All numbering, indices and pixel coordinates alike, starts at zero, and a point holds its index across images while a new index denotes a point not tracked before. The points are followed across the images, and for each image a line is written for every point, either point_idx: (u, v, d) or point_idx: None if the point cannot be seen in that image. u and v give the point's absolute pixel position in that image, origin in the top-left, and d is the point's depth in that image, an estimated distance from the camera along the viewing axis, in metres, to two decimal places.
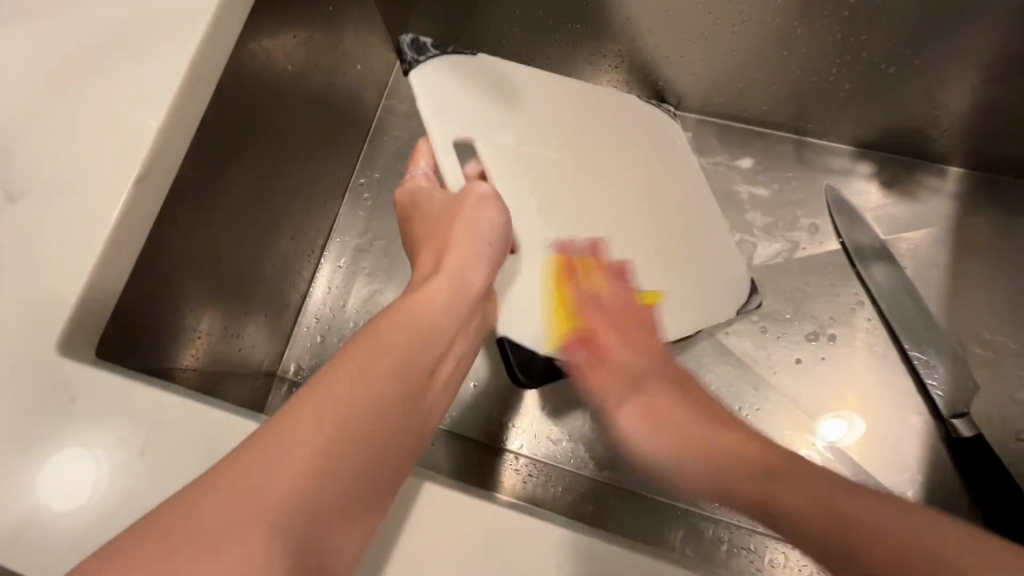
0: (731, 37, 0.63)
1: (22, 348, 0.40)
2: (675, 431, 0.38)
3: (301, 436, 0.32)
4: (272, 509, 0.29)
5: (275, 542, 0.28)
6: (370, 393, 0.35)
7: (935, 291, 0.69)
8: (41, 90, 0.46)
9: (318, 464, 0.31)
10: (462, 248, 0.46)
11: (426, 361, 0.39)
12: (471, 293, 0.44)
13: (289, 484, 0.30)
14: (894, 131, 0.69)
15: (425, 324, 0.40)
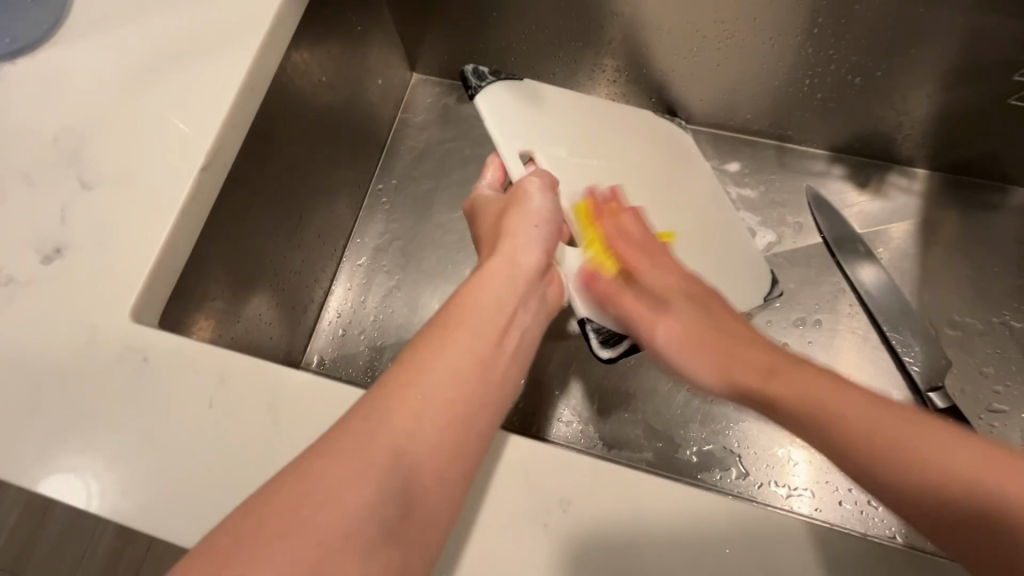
0: (715, 52, 0.71)
1: (99, 315, 0.45)
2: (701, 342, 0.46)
3: (390, 416, 0.33)
4: (369, 477, 0.31)
5: (375, 505, 0.30)
6: (446, 372, 0.36)
7: (909, 279, 0.76)
8: (111, 94, 0.52)
9: (408, 441, 0.33)
10: (521, 237, 0.50)
11: (494, 333, 0.40)
12: (525, 275, 0.47)
13: (386, 464, 0.32)
14: (864, 136, 0.77)
15: (490, 302, 0.43)
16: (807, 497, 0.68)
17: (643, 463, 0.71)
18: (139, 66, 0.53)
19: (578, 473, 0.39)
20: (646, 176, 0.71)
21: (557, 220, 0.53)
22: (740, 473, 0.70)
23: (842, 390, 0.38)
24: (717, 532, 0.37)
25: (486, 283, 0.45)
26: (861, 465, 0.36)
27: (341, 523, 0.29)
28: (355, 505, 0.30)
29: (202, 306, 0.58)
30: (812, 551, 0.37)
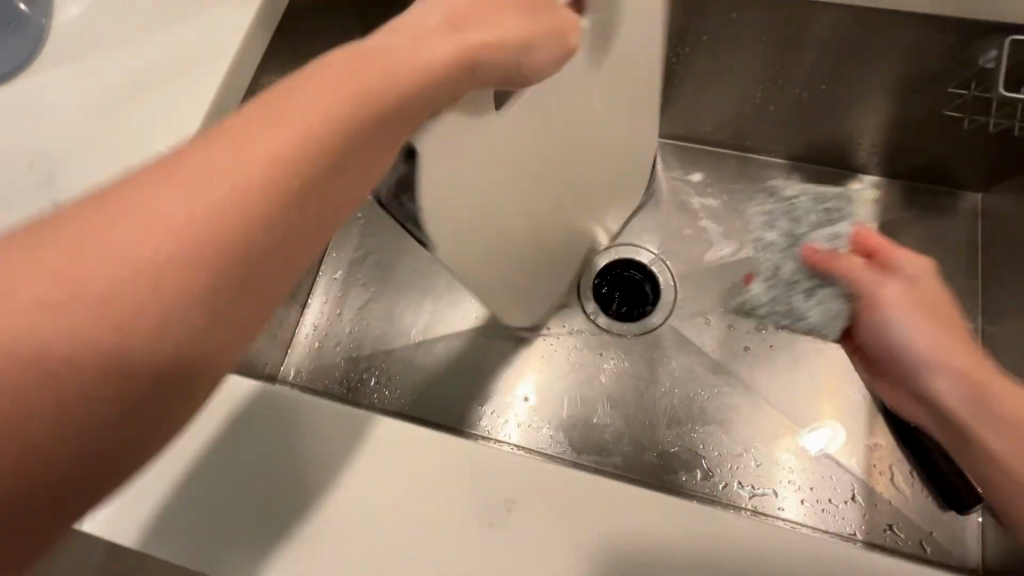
0: (673, 67, 0.74)
1: None
2: (935, 333, 0.56)
3: (199, 184, 0.27)
4: (157, 258, 0.26)
5: (161, 301, 0.26)
6: (287, 149, 0.29)
7: None
8: (82, 120, 0.55)
9: (183, 254, 0.27)
10: (426, 41, 0.38)
11: (371, 115, 0.33)
12: (440, 64, 0.37)
13: (183, 246, 0.27)
14: (820, 145, 0.80)
15: (379, 83, 0.34)
16: (770, 496, 0.70)
17: (611, 466, 0.73)
18: (111, 92, 0.56)
19: (523, 474, 0.42)
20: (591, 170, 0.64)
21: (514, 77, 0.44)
22: (704, 473, 0.72)
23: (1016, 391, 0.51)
24: (652, 526, 0.40)
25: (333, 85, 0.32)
26: (999, 407, 0.51)
27: (73, 337, 0.25)
28: (59, 352, 0.24)
29: None
30: (738, 542, 0.40)
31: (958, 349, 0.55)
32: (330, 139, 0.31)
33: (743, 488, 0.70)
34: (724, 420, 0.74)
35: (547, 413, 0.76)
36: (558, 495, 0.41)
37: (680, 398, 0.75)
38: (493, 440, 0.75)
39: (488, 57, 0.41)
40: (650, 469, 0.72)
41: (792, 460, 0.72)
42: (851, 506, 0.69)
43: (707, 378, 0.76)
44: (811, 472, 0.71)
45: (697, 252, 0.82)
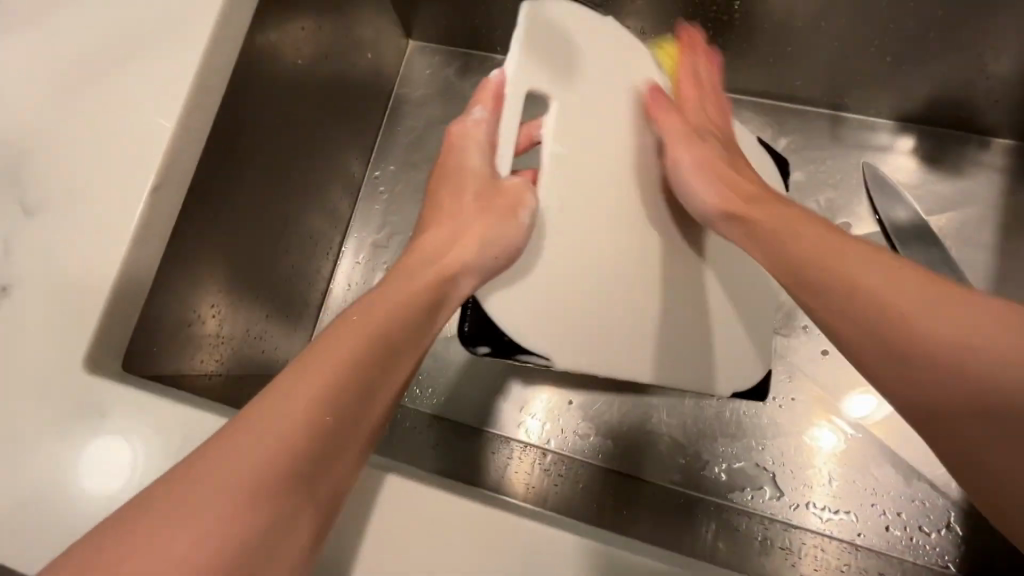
0: (757, 9, 0.60)
1: (52, 364, 0.41)
2: (765, 233, 0.42)
3: (289, 415, 0.32)
4: (256, 476, 0.30)
5: (260, 510, 0.30)
6: (339, 374, 0.34)
7: (980, 273, 0.66)
8: (48, 99, 0.46)
9: (283, 470, 0.31)
10: (469, 237, 0.44)
11: (402, 338, 0.38)
12: (499, 249, 0.44)
13: (276, 465, 0.31)
14: (937, 103, 0.66)
15: (402, 301, 0.39)
16: (850, 521, 0.62)
17: (666, 482, 0.65)
18: (80, 66, 0.47)
19: (567, 559, 0.37)
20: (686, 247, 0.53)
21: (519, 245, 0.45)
22: (774, 493, 0.63)
23: (912, 278, 0.36)
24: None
25: (458, 243, 0.44)
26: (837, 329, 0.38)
27: (205, 541, 0.28)
28: (188, 551, 0.28)
29: (180, 330, 0.53)
30: None
31: (849, 292, 0.37)
32: (375, 367, 0.36)
33: (816, 510, 0.62)
34: (798, 432, 0.65)
35: (593, 419, 0.68)
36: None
37: (749, 406, 0.66)
38: (528, 446, 0.67)
39: (469, 259, 0.43)
40: (705, 488, 0.64)
41: (874, 480, 0.63)
42: (945, 536, 0.60)
43: (780, 385, 0.67)
44: (899, 495, 0.62)
45: None
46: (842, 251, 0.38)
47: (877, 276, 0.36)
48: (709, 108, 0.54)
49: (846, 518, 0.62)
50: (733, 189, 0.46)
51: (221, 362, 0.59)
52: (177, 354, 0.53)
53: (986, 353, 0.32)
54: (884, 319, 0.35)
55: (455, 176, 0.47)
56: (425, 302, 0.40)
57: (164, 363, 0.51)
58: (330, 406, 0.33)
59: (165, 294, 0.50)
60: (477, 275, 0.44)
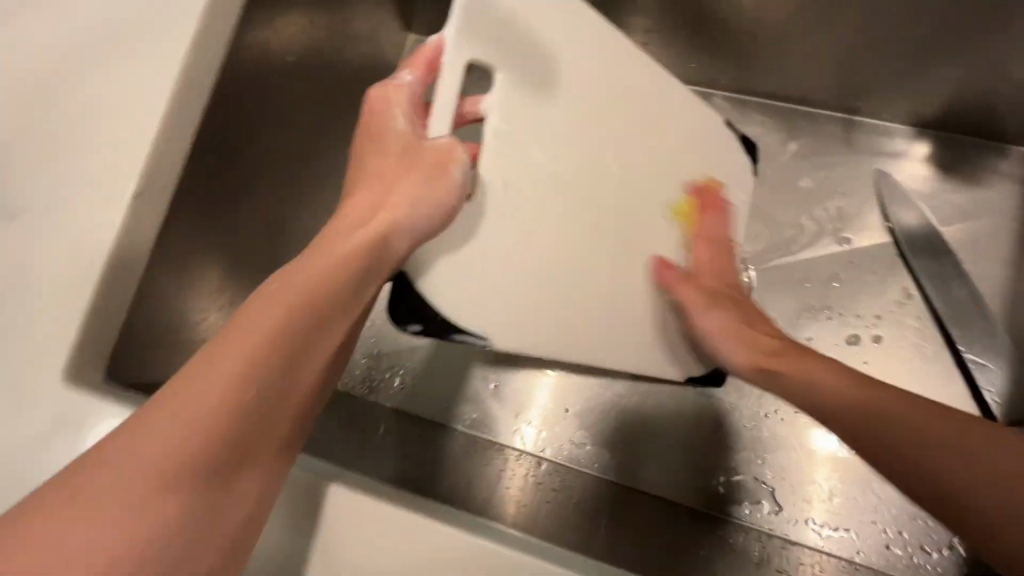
0: (769, 10, 0.58)
1: (30, 374, 0.40)
2: (748, 340, 0.48)
3: (197, 400, 0.30)
4: (164, 466, 0.29)
5: (171, 496, 0.29)
6: (254, 353, 0.32)
7: (994, 288, 0.63)
8: (30, 97, 0.45)
9: (195, 458, 0.30)
10: (401, 198, 0.41)
11: (329, 308, 0.35)
12: (434, 211, 0.41)
13: (187, 454, 0.29)
14: (954, 109, 0.63)
15: (328, 267, 0.36)
16: (849, 539, 0.60)
17: (663, 494, 0.64)
18: (62, 63, 0.45)
19: None
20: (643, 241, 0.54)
21: (454, 203, 0.42)
22: (772, 507, 0.62)
23: (883, 386, 0.41)
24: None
25: (392, 204, 0.41)
26: (827, 416, 0.42)
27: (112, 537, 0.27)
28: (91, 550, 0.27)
29: (167, 335, 0.51)
30: None
31: (839, 390, 0.41)
32: (295, 343, 0.33)
33: (815, 526, 0.61)
34: (799, 447, 0.64)
35: (589, 428, 0.67)
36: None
37: (749, 418, 0.65)
38: (524, 454, 0.66)
39: (405, 224, 0.40)
40: (702, 502, 0.63)
41: (875, 497, 0.61)
42: (948, 556, 0.59)
43: (783, 397, 0.65)
44: (901, 514, 0.61)
45: (784, 242, 0.68)
46: (920, 428, 0.38)
47: (855, 390, 0.41)
48: (720, 265, 0.54)
49: (846, 535, 0.61)
50: (756, 347, 0.48)
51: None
52: (164, 360, 0.51)
53: (954, 436, 0.37)
54: (826, 392, 0.42)
55: (380, 143, 0.44)
56: (360, 267, 0.37)
57: (151, 370, 0.50)
58: (245, 389, 0.31)
59: (152, 299, 0.49)
60: (416, 236, 0.41)
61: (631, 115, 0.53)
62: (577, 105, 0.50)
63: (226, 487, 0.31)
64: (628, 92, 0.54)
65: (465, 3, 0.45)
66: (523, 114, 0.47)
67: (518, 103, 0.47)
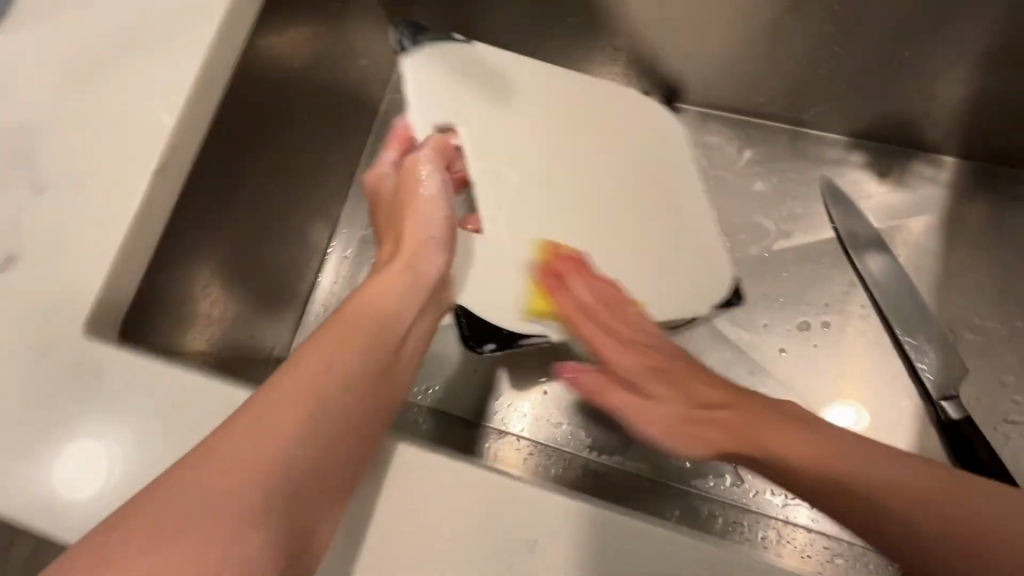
0: (726, 31, 0.66)
1: (54, 328, 0.44)
2: (666, 381, 0.47)
3: (285, 411, 0.36)
4: (254, 473, 0.33)
5: (264, 498, 0.33)
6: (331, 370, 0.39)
7: (927, 279, 0.71)
8: (64, 86, 0.49)
9: (284, 464, 0.34)
10: (416, 247, 0.51)
11: (387, 337, 0.44)
12: (440, 248, 0.52)
13: (275, 459, 0.34)
14: (885, 122, 0.72)
15: (382, 305, 0.46)
16: (805, 507, 0.65)
17: (634, 470, 0.68)
18: (94, 58, 0.50)
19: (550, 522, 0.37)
20: (629, 203, 0.65)
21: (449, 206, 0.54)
22: (734, 480, 0.67)
23: (807, 434, 0.42)
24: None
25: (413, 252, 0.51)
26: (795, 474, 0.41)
27: (207, 536, 0.30)
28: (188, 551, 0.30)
29: (172, 308, 0.55)
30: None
31: (799, 456, 0.41)
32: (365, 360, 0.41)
33: (774, 496, 0.65)
34: None
35: (565, 408, 0.71)
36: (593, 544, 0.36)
37: None
38: (505, 434, 0.70)
39: (421, 254, 0.51)
40: (669, 475, 0.68)
41: None
42: None
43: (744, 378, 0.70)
44: None
45: (742, 238, 0.75)
46: (831, 450, 0.41)
47: (808, 451, 0.41)
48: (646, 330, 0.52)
49: (802, 504, 0.65)
50: (677, 387, 0.47)
51: (213, 343, 0.61)
52: (169, 329, 0.55)
53: (895, 479, 0.39)
54: (789, 465, 0.41)
55: (383, 197, 0.57)
56: (408, 291, 0.48)
57: (156, 338, 0.54)
58: (326, 399, 0.37)
59: (161, 273, 0.53)
60: (437, 266, 0.51)
61: (582, 115, 0.67)
62: (528, 127, 0.65)
63: (311, 467, 0.35)
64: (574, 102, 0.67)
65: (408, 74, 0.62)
66: (486, 144, 0.63)
67: (470, 132, 0.63)
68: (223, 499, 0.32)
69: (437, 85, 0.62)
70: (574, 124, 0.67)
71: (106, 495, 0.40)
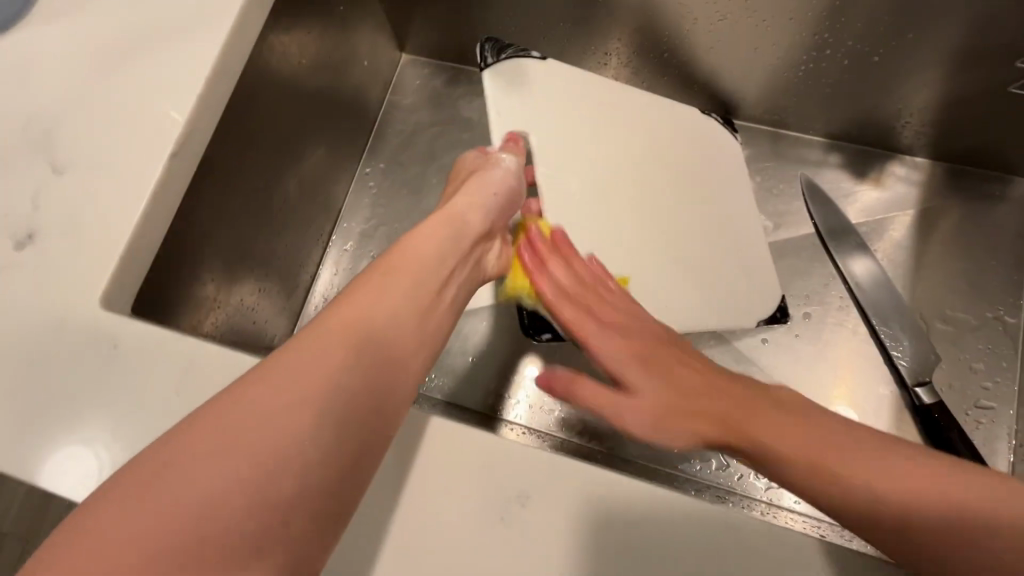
0: (710, 35, 0.69)
1: (69, 301, 0.46)
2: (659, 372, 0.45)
3: (337, 343, 0.37)
4: (307, 394, 0.34)
5: (316, 419, 0.34)
6: (382, 312, 0.41)
7: (902, 272, 0.75)
8: (82, 76, 0.52)
9: (334, 390, 0.35)
10: (462, 204, 0.54)
11: (436, 284, 0.46)
12: (488, 207, 0.55)
13: (326, 387, 0.35)
14: (861, 124, 0.76)
15: (430, 253, 0.48)
16: (787, 489, 0.68)
17: (625, 455, 0.70)
18: (111, 51, 0.53)
19: (542, 476, 0.38)
20: (690, 220, 0.71)
21: (514, 184, 0.58)
22: (720, 464, 0.69)
23: (855, 451, 0.38)
24: (650, 531, 0.37)
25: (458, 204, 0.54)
26: (778, 463, 0.39)
27: (263, 450, 0.32)
28: (244, 461, 0.31)
29: (179, 292, 0.57)
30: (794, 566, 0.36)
31: (793, 452, 0.39)
32: (412, 303, 0.43)
33: (758, 479, 0.68)
34: None
35: (558, 395, 0.73)
36: (621, 515, 0.37)
37: None
38: (500, 420, 0.73)
39: (472, 211, 0.53)
40: (659, 459, 0.70)
41: None
42: None
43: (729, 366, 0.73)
44: None
45: None
46: (828, 443, 0.39)
47: (790, 444, 0.39)
48: (624, 307, 0.53)
49: (784, 487, 0.68)
50: (687, 399, 0.43)
51: (218, 326, 0.63)
52: (177, 310, 0.57)
53: (904, 495, 0.36)
54: (794, 474, 0.39)
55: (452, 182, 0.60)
56: (448, 244, 0.50)
57: (165, 317, 0.56)
58: (373, 336, 0.39)
59: (171, 255, 0.55)
60: (484, 216, 0.54)
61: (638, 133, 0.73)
62: (600, 142, 0.70)
63: (354, 405, 0.36)
64: (631, 121, 0.73)
65: (496, 89, 0.67)
66: (563, 159, 0.68)
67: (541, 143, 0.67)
68: (278, 419, 0.33)
69: (513, 99, 0.67)
70: (635, 142, 0.72)
71: (121, 455, 0.42)
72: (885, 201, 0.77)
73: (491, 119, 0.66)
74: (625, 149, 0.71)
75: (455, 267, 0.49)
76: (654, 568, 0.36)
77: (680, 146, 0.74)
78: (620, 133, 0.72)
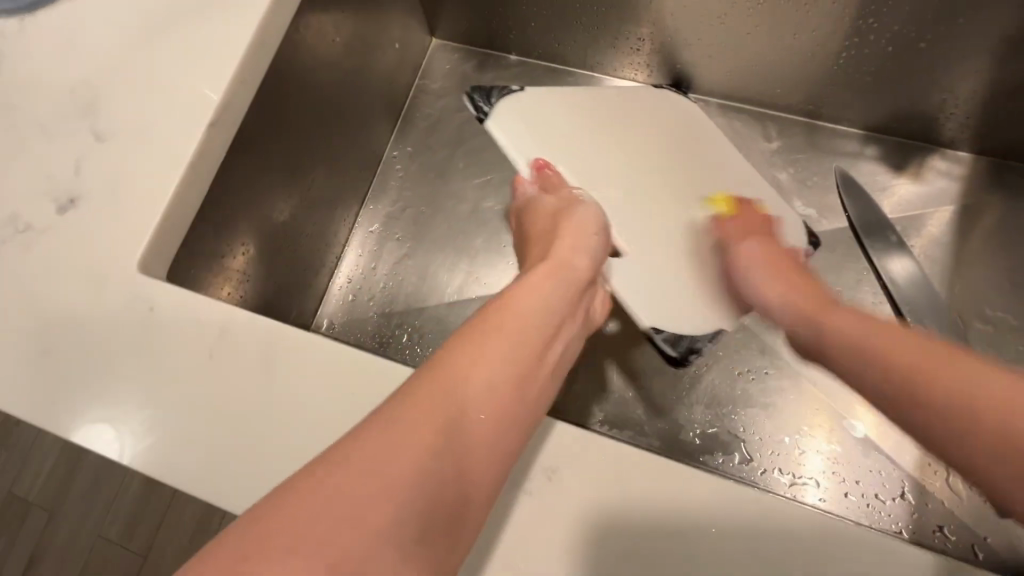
0: (746, 22, 0.67)
1: (108, 265, 0.47)
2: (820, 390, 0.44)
3: (441, 414, 0.33)
4: (406, 482, 0.30)
5: (414, 515, 0.29)
6: (493, 377, 0.37)
7: (940, 270, 0.73)
8: (124, 49, 0.53)
9: (434, 475, 0.31)
10: (562, 253, 0.51)
11: (546, 337, 0.43)
12: (587, 259, 0.52)
13: (427, 475, 0.31)
14: (902, 116, 0.73)
15: (541, 301, 0.45)
16: (811, 487, 0.67)
17: (646, 445, 0.70)
18: (152, 24, 0.54)
19: (568, 450, 0.38)
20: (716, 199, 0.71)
21: (605, 226, 0.57)
22: (742, 458, 0.68)
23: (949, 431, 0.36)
24: (676, 513, 0.36)
25: (561, 251, 0.52)
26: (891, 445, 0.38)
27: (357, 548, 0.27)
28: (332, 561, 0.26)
29: (212, 266, 0.58)
30: (828, 554, 0.35)
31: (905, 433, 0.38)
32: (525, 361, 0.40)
33: (781, 475, 0.67)
34: (768, 405, 0.70)
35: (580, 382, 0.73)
36: (637, 487, 0.37)
37: (722, 378, 0.72)
38: None
39: (576, 255, 0.52)
40: (681, 451, 0.69)
41: (837, 451, 0.68)
42: (900, 504, 0.65)
43: (755, 359, 0.72)
44: (858, 465, 0.67)
45: None
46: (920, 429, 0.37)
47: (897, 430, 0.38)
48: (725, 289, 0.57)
49: (808, 485, 0.67)
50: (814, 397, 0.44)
51: (246, 300, 0.64)
52: (209, 284, 0.58)
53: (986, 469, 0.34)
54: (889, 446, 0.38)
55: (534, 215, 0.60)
56: (556, 293, 0.47)
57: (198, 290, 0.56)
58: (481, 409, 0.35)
59: (205, 229, 0.56)
60: (585, 263, 0.52)
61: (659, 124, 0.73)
62: (626, 138, 0.71)
63: (445, 497, 0.31)
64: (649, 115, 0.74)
65: (513, 125, 0.66)
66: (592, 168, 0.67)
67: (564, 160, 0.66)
68: (373, 509, 0.28)
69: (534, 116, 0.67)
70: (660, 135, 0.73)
71: (153, 416, 0.43)
72: (926, 191, 0.75)
73: (513, 157, 0.65)
74: (647, 147, 0.71)
75: (561, 323, 0.46)
76: (679, 547, 0.36)
77: (699, 140, 0.74)
78: (644, 129, 0.73)
